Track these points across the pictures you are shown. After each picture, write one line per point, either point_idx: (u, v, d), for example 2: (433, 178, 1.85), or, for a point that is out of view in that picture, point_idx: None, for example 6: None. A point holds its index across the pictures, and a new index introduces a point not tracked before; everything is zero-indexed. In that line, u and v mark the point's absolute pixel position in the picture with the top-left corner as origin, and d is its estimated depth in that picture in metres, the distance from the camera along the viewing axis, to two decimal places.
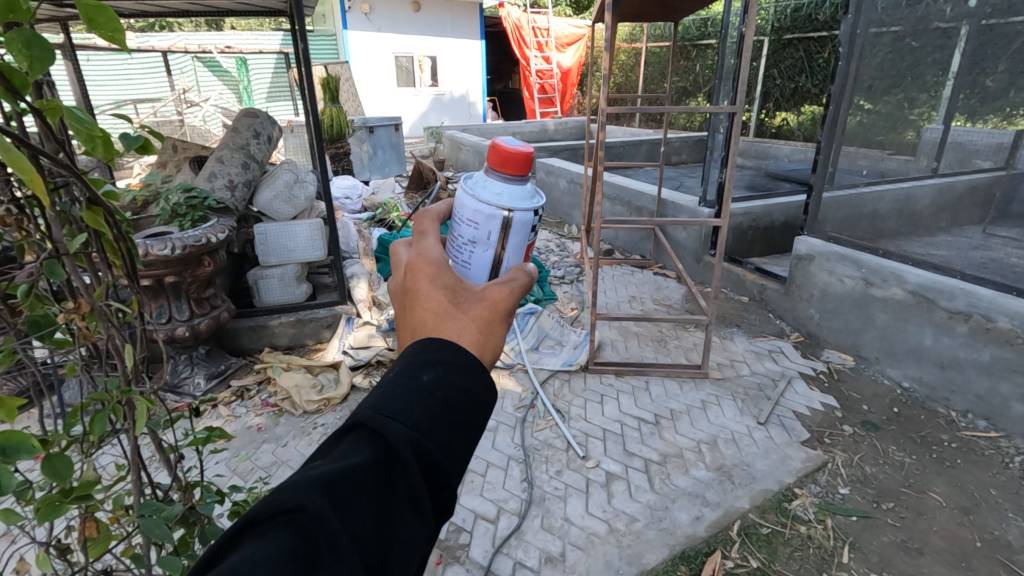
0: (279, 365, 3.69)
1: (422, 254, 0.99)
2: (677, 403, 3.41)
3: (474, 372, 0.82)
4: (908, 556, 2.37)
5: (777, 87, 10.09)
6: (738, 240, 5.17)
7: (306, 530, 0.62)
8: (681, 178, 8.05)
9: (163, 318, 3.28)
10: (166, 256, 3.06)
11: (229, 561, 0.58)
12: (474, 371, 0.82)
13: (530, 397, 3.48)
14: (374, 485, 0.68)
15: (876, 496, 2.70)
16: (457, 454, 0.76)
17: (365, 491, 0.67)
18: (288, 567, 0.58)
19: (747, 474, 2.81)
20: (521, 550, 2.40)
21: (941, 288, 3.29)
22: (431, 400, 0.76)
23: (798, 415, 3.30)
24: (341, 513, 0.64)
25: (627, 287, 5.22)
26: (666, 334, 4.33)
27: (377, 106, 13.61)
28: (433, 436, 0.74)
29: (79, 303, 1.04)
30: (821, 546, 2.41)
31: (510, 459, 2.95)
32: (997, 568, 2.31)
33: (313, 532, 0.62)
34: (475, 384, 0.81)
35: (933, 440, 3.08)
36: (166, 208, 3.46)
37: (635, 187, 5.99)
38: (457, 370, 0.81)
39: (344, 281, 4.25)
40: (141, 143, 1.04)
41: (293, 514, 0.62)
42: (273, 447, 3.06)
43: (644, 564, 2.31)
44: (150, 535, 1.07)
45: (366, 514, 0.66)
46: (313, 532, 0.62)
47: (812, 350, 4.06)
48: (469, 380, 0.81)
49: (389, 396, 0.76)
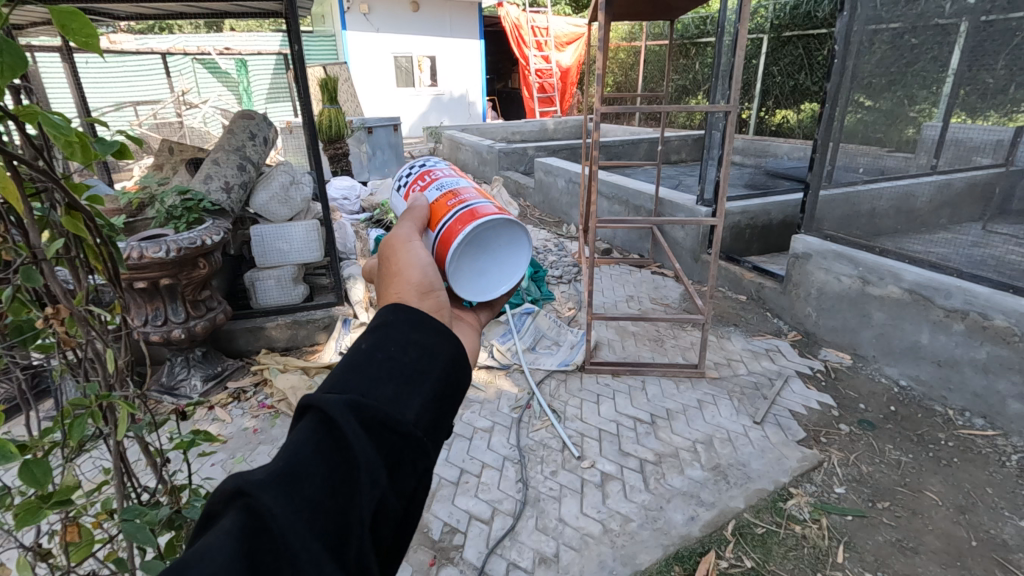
0: (275, 367, 3.70)
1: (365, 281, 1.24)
2: (673, 403, 3.40)
3: (409, 326, 0.84)
4: (903, 555, 2.36)
5: (777, 85, 10.08)
6: (736, 239, 5.15)
7: (253, 512, 0.63)
8: (680, 177, 8.03)
9: (159, 320, 3.28)
10: (161, 258, 3.05)
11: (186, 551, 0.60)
12: (411, 333, 0.83)
13: (526, 397, 3.48)
14: (317, 455, 0.68)
15: (872, 495, 2.69)
16: (410, 402, 0.76)
17: (308, 460, 0.67)
18: (236, 546, 0.60)
19: (742, 473, 2.80)
20: (515, 550, 2.40)
21: (938, 286, 3.28)
22: (366, 366, 0.77)
23: (794, 414, 3.29)
24: (285, 488, 0.64)
25: (625, 286, 5.22)
26: (663, 333, 4.32)
27: (377, 106, 13.64)
28: (375, 396, 0.74)
29: (59, 309, 1.04)
30: (816, 546, 2.40)
31: (506, 459, 2.96)
32: (993, 567, 2.30)
33: (257, 512, 0.63)
34: (416, 334, 0.83)
35: (930, 439, 3.07)
36: (161, 211, 3.46)
37: (633, 186, 5.98)
38: (395, 330, 0.83)
39: (341, 282, 4.25)
40: (117, 148, 1.06)
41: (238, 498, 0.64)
42: (269, 449, 3.07)
43: (638, 564, 2.31)
44: (133, 540, 1.07)
45: (316, 482, 0.66)
46: (259, 512, 0.63)
47: (809, 348, 4.04)
48: (406, 344, 0.81)
49: (331, 377, 0.77)
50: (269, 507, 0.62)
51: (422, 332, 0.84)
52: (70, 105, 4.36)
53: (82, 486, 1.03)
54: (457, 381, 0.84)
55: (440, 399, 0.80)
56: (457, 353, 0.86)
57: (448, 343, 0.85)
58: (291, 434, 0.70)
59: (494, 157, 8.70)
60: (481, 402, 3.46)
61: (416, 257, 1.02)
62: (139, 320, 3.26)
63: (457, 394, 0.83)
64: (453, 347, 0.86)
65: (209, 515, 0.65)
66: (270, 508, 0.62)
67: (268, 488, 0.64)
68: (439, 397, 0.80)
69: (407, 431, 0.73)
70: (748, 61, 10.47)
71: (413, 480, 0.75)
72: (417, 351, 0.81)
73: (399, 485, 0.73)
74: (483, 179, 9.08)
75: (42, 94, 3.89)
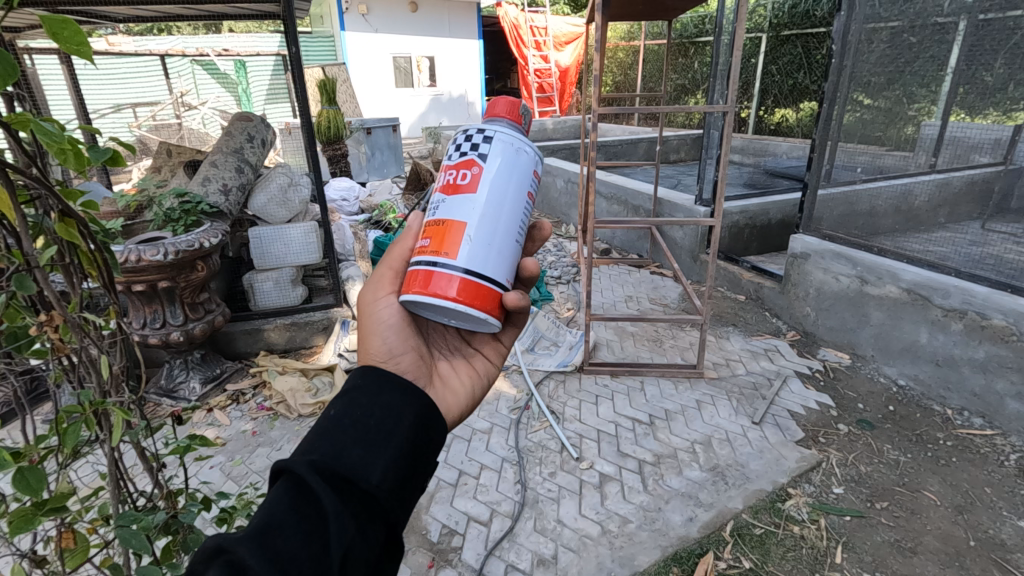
0: (274, 369, 3.70)
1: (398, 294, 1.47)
2: (672, 403, 3.40)
3: (372, 394, 0.97)
4: (902, 556, 2.36)
5: (775, 84, 10.09)
6: (735, 239, 5.15)
7: (229, 566, 0.73)
8: (679, 176, 8.03)
9: (158, 323, 3.29)
10: (159, 261, 3.05)
11: None
12: (369, 400, 0.96)
13: (525, 398, 3.48)
14: (289, 513, 0.80)
15: (870, 495, 2.69)
16: (371, 460, 0.89)
17: (280, 519, 0.79)
18: None
19: (741, 474, 2.80)
20: (514, 552, 2.40)
21: (936, 285, 3.28)
22: (332, 429, 0.90)
23: (793, 414, 3.29)
24: (258, 545, 0.75)
25: (624, 287, 5.21)
26: (662, 334, 4.32)
27: (376, 106, 13.64)
28: (341, 459, 0.87)
29: (52, 316, 1.04)
30: (815, 546, 2.40)
31: (505, 460, 2.96)
32: (991, 566, 2.30)
33: (234, 565, 0.73)
34: (378, 400, 0.97)
35: (929, 438, 3.07)
36: (160, 213, 3.45)
37: (632, 186, 5.98)
38: (360, 396, 0.97)
39: (339, 284, 4.26)
40: (112, 156, 1.06)
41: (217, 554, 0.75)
42: (267, 451, 3.07)
43: (636, 566, 2.31)
44: (128, 547, 1.06)
45: (287, 536, 0.78)
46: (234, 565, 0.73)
47: (808, 348, 4.04)
48: (366, 412, 0.95)
49: (303, 446, 0.89)
50: (244, 558, 0.74)
51: (383, 396, 0.98)
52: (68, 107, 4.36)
53: (76, 493, 1.03)
54: (419, 440, 0.96)
55: (400, 457, 0.92)
56: (417, 417, 0.98)
57: (409, 408, 0.99)
58: (266, 496, 0.82)
59: None
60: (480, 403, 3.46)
61: (379, 326, 1.22)
62: (138, 323, 3.26)
63: (419, 454, 0.95)
64: (415, 411, 0.99)
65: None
66: (244, 560, 0.73)
67: (244, 544, 0.76)
68: (400, 457, 0.92)
69: (371, 487, 0.86)
70: (746, 60, 10.46)
71: (378, 533, 0.85)
72: (379, 417, 0.94)
73: (365, 536, 0.83)
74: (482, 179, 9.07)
75: (40, 96, 3.90)
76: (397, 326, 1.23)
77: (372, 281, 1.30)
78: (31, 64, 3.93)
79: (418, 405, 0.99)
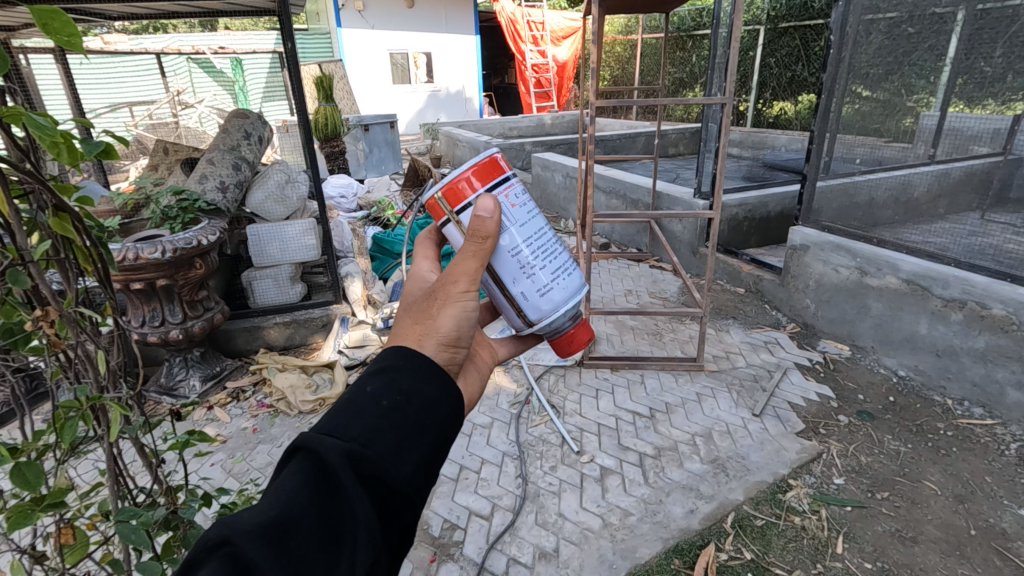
0: (274, 366, 3.70)
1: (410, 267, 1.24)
2: (672, 396, 3.41)
3: (413, 377, 0.88)
4: (902, 545, 2.36)
5: (774, 76, 10.06)
6: (735, 231, 5.13)
7: (236, 558, 0.68)
8: (678, 170, 8.00)
9: (156, 321, 3.28)
10: (157, 259, 3.04)
11: None
12: (413, 380, 0.88)
13: (525, 393, 3.48)
14: (310, 507, 0.74)
15: (871, 485, 2.69)
16: (404, 458, 0.81)
17: (301, 513, 0.73)
18: None
19: (741, 466, 2.81)
20: (515, 546, 2.40)
21: (935, 275, 3.28)
22: (368, 412, 0.81)
23: (793, 405, 3.29)
24: (272, 543, 0.69)
25: (624, 281, 5.20)
26: (661, 327, 4.30)
27: (372, 104, 13.61)
28: (373, 446, 0.79)
29: (47, 311, 1.04)
30: (816, 537, 2.41)
31: (505, 455, 2.96)
32: (992, 555, 2.30)
33: (240, 560, 0.68)
34: (419, 388, 0.87)
35: (929, 429, 3.08)
36: (156, 211, 3.45)
37: (630, 180, 5.97)
38: (402, 377, 0.88)
39: (339, 280, 4.25)
40: (105, 148, 1.04)
41: (223, 542, 0.69)
42: (268, 448, 3.07)
43: (637, 558, 2.31)
44: (127, 542, 1.06)
45: (304, 535, 0.72)
46: (245, 558, 0.68)
47: (808, 340, 4.04)
48: (406, 397, 0.85)
49: (328, 420, 0.81)
50: (254, 556, 0.68)
51: (426, 387, 0.88)
52: (65, 105, 4.34)
53: (76, 488, 1.03)
54: (450, 438, 0.88)
55: (430, 455, 0.85)
56: (455, 410, 0.90)
57: (447, 400, 0.89)
58: (286, 478, 0.76)
59: (492, 152, 8.65)
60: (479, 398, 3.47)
61: (461, 306, 1.05)
62: (137, 321, 3.27)
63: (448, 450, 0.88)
64: (452, 403, 0.90)
65: (192, 560, 0.69)
66: (254, 557, 0.68)
67: (255, 536, 0.70)
68: (431, 453, 0.84)
69: (401, 487, 0.78)
70: (745, 52, 10.41)
71: (397, 535, 0.80)
72: (417, 407, 0.85)
73: (386, 538, 0.78)
74: None
75: (36, 95, 3.87)
76: (474, 314, 1.07)
77: (464, 261, 1.10)
78: (26, 64, 3.91)
79: (454, 400, 0.91)
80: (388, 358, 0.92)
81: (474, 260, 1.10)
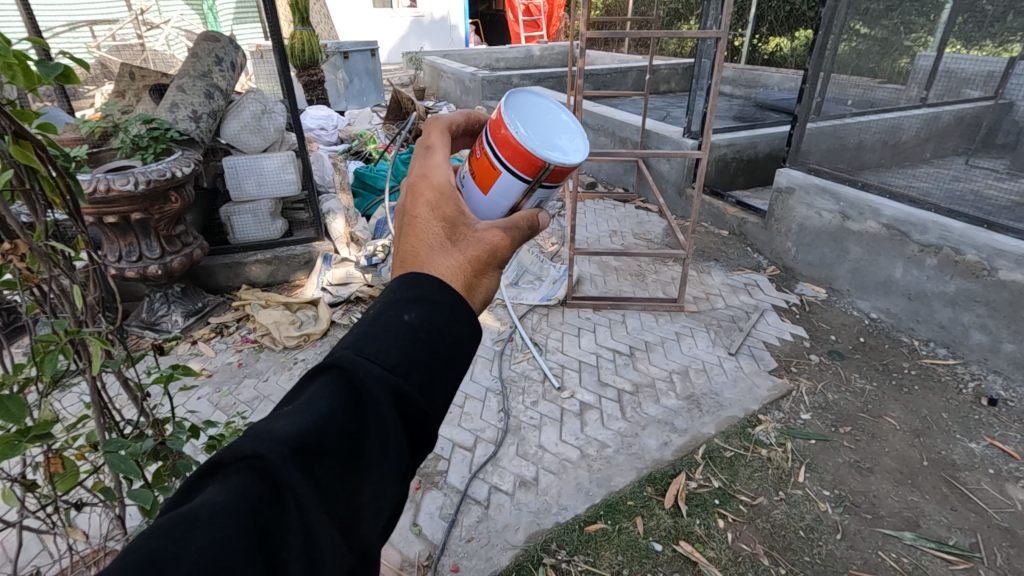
0: (257, 302, 3.69)
1: (433, 169, 1.04)
2: (652, 335, 3.49)
3: (452, 312, 0.82)
4: (859, 475, 2.53)
5: (772, 10, 9.69)
6: (722, 173, 5.10)
7: (266, 480, 0.61)
8: (669, 108, 7.81)
9: (133, 256, 3.21)
10: (130, 191, 2.92)
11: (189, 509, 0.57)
12: (456, 312, 0.83)
13: (508, 331, 3.54)
14: (343, 437, 0.68)
15: (835, 420, 2.84)
16: (436, 396, 0.77)
17: (334, 441, 0.67)
18: (250, 515, 0.58)
19: (715, 401, 2.93)
20: (497, 475, 2.51)
21: (915, 220, 3.32)
22: (408, 341, 0.76)
23: (768, 345, 3.40)
24: (306, 471, 0.63)
25: (609, 221, 5.19)
26: (645, 268, 4.34)
27: (352, 30, 12.90)
28: (411, 380, 0.74)
29: (16, 244, 1.00)
30: (780, 467, 2.56)
31: (488, 390, 3.04)
32: (941, 484, 2.47)
33: (272, 483, 0.61)
34: (456, 324, 0.82)
35: (894, 369, 3.21)
36: (126, 141, 3.30)
37: (619, 117, 5.83)
38: (441, 309, 0.81)
39: (321, 217, 4.17)
40: (64, 71, 0.97)
41: (253, 459, 0.61)
42: (255, 382, 3.12)
43: (613, 486, 2.44)
44: (117, 471, 1.09)
45: (334, 466, 0.66)
46: (276, 481, 0.61)
47: (787, 282, 4.12)
48: (447, 326, 0.81)
49: (364, 342, 0.74)
50: (288, 478, 0.61)
51: (461, 327, 0.83)
52: (18, 23, 4.05)
53: (61, 420, 1.04)
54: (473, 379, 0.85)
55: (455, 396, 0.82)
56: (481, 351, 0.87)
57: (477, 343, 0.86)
58: (316, 397, 0.69)
59: (478, 85, 8.34)
60: None
61: (498, 271, 0.98)
62: (113, 256, 3.19)
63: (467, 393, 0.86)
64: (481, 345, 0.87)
65: (214, 467, 0.62)
66: (290, 481, 0.61)
67: (289, 459, 0.62)
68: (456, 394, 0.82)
69: (430, 427, 0.76)
70: None
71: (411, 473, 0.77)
72: (453, 346, 0.81)
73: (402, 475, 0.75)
74: (466, 109, 8.74)
75: None
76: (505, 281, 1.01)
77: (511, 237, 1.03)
78: None
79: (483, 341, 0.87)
80: (426, 283, 0.85)
81: (517, 235, 1.05)
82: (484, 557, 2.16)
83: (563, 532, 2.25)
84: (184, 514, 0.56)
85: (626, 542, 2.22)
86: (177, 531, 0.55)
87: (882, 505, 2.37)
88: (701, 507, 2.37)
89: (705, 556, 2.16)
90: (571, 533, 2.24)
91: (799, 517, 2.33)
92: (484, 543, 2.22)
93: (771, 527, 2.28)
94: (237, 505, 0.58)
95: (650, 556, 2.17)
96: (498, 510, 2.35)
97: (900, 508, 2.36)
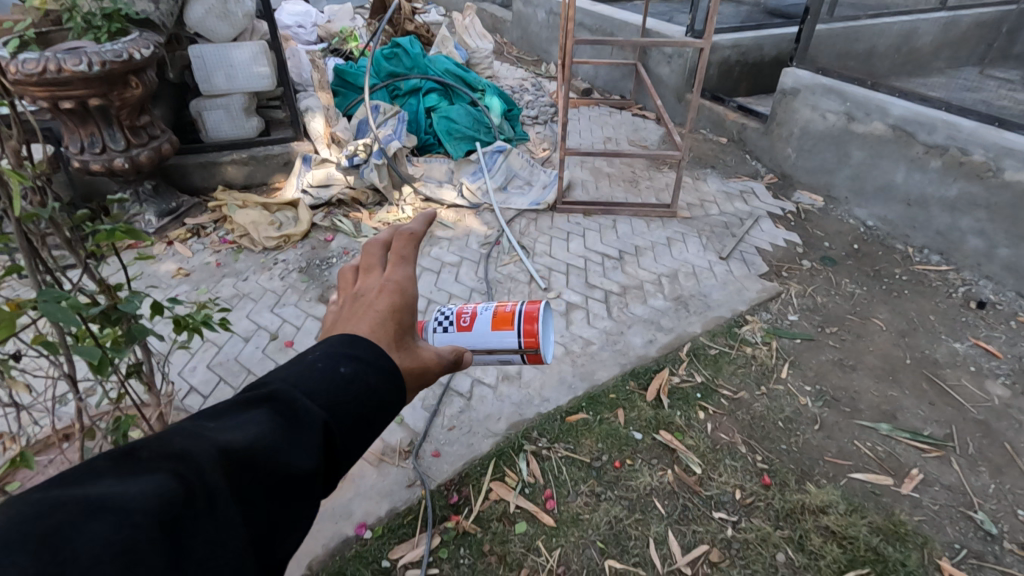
0: (233, 202, 3.55)
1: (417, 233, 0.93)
2: (643, 240, 3.41)
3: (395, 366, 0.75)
4: (842, 372, 2.53)
5: None
6: (725, 77, 4.82)
7: (180, 497, 0.52)
8: (672, 12, 7.32)
9: (97, 147, 3.03)
10: (83, 73, 2.69)
11: (86, 495, 0.48)
12: (392, 375, 0.74)
13: (495, 234, 3.44)
14: (267, 473, 0.59)
15: (822, 322, 2.82)
16: (366, 443, 0.70)
17: (256, 470, 0.58)
18: (151, 522, 0.49)
19: (702, 303, 2.89)
20: (480, 369, 2.50)
21: (924, 120, 3.16)
22: (350, 387, 0.68)
23: (760, 251, 3.33)
24: (224, 501, 0.55)
25: (604, 128, 4.96)
26: (638, 175, 4.18)
27: None
28: (343, 423, 0.67)
29: None
30: (763, 364, 2.55)
31: (473, 291, 2.98)
32: (921, 380, 2.49)
33: (186, 497, 0.53)
34: (395, 377, 0.75)
35: (886, 274, 3.17)
36: (77, 20, 3.02)
37: (618, 16, 5.44)
38: (375, 369, 0.72)
39: (298, 115, 3.93)
40: None
41: (174, 465, 0.53)
42: (234, 281, 3.05)
43: (596, 379, 2.44)
44: (55, 321, 1.02)
45: (248, 502, 0.57)
46: (191, 498, 0.53)
47: (784, 190, 3.99)
48: (385, 384, 0.72)
49: (309, 373, 0.67)
50: (205, 502, 0.54)
51: (393, 399, 0.74)
52: None
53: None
54: None
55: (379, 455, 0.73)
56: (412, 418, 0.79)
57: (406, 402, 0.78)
58: (246, 423, 0.60)
59: None
60: (449, 239, 3.41)
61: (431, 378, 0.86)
62: (75, 147, 3.01)
63: None
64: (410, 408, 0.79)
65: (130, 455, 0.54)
66: (212, 501, 0.54)
67: (209, 481, 0.55)
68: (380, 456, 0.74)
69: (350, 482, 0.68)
70: None
71: None
72: (391, 400, 0.73)
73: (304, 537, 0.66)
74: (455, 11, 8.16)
75: None
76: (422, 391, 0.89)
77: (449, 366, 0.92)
78: None
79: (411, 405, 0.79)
80: (364, 343, 0.74)
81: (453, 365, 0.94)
82: (466, 443, 2.19)
83: (544, 421, 2.26)
84: (73, 503, 0.47)
85: (607, 430, 2.23)
86: (63, 519, 0.46)
87: (861, 400, 2.39)
88: (683, 400, 2.38)
89: (684, 444, 2.19)
90: (552, 422, 2.25)
91: (779, 409, 2.34)
92: (466, 431, 2.23)
93: (750, 418, 2.30)
94: (251, 445, 0.58)
95: (630, 443, 2.19)
96: (480, 402, 2.35)
97: (879, 402, 2.38)
